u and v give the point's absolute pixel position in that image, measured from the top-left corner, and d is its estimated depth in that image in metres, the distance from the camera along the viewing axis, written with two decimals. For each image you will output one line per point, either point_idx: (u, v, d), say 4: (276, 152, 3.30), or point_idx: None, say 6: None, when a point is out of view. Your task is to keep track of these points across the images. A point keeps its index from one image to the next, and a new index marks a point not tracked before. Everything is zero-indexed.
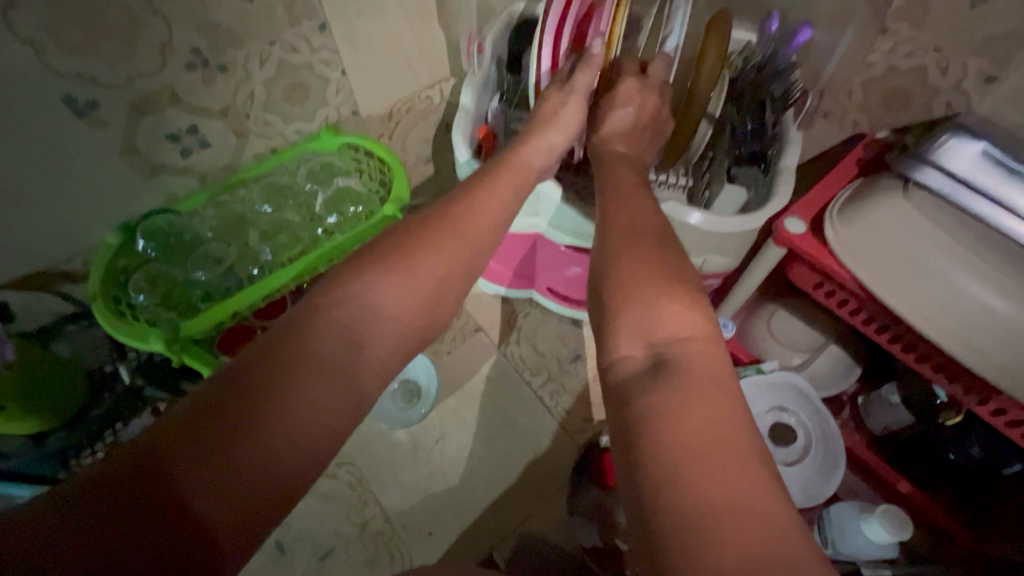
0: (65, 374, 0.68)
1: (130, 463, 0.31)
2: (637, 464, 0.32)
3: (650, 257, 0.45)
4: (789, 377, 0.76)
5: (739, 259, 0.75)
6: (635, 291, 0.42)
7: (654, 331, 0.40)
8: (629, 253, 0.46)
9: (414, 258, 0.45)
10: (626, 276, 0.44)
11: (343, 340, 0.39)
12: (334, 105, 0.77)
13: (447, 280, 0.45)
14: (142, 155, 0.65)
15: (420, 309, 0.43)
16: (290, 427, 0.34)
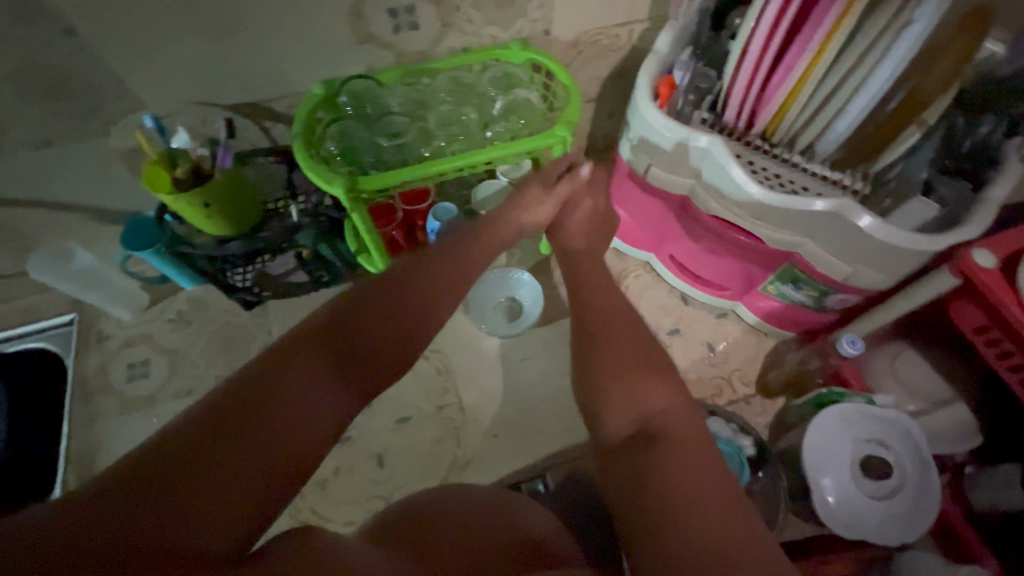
0: (249, 197, 0.78)
1: (156, 462, 0.35)
2: (646, 492, 0.49)
3: (632, 346, 0.65)
4: (899, 417, 0.73)
5: (893, 281, 0.71)
6: (619, 374, 0.61)
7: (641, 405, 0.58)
8: (607, 343, 0.65)
9: (408, 285, 0.59)
10: (616, 362, 0.63)
11: (352, 332, 0.52)
12: (531, 19, 0.79)
13: (420, 308, 0.59)
14: (362, 22, 0.71)
15: (405, 321, 0.57)
16: (298, 419, 0.42)
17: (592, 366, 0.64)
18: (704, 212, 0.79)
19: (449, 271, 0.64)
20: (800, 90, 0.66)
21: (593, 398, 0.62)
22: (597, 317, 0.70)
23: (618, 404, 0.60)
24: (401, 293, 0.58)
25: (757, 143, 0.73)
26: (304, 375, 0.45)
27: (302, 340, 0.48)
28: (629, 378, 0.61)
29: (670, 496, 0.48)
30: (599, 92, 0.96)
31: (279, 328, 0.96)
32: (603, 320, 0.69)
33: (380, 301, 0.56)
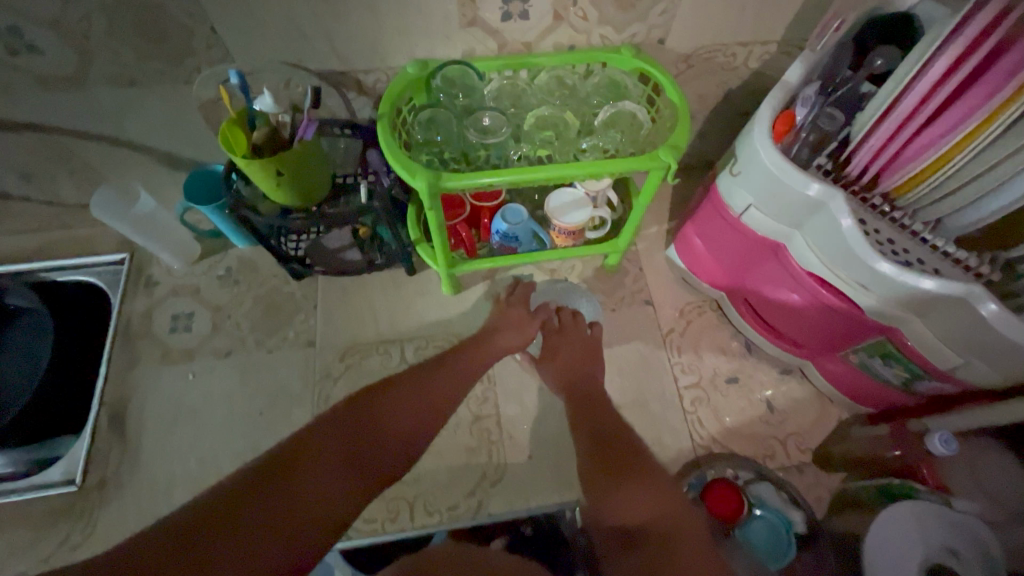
0: (322, 166, 0.75)
1: (186, 535, 0.44)
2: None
3: (608, 442, 0.69)
4: (980, 530, 0.65)
5: (1005, 381, 0.63)
6: (609, 477, 0.64)
7: (644, 495, 0.62)
8: (589, 436, 0.70)
9: (412, 381, 0.68)
10: (610, 463, 0.66)
11: (361, 425, 0.61)
12: (649, 25, 0.72)
13: (428, 406, 0.66)
14: (472, 4, 0.66)
15: (413, 413, 0.65)
16: (310, 495, 0.51)
17: (588, 463, 0.67)
18: (798, 265, 0.72)
19: (448, 370, 0.72)
20: (951, 156, 0.58)
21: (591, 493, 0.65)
22: (593, 420, 0.73)
23: (605, 501, 0.63)
24: (408, 388, 0.67)
25: (878, 203, 0.66)
26: (318, 461, 0.55)
27: (319, 433, 0.58)
28: (611, 479, 0.64)
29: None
30: (697, 112, 0.89)
31: (326, 303, 0.93)
32: (598, 417, 0.73)
33: (389, 396, 0.65)
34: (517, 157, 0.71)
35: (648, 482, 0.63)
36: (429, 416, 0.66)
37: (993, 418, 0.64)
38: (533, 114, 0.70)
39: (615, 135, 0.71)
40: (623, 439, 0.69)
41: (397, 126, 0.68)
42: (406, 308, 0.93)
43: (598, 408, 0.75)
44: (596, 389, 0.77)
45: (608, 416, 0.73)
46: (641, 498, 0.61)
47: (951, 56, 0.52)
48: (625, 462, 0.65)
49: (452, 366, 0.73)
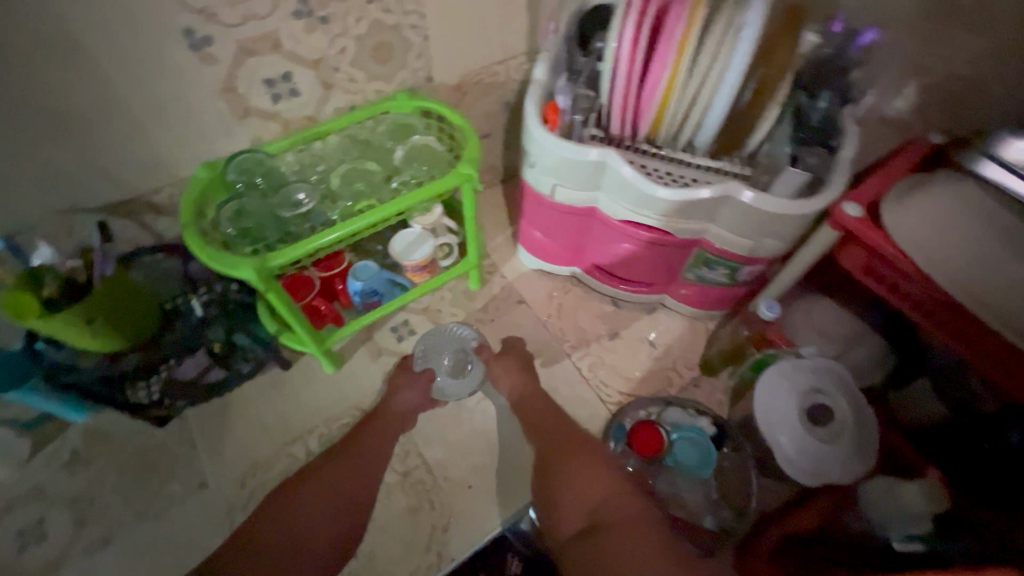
0: (139, 300, 0.74)
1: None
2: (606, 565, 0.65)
3: (566, 456, 0.77)
4: (829, 364, 0.79)
5: (789, 244, 0.78)
6: (560, 479, 0.75)
7: (591, 483, 0.73)
8: (544, 451, 0.79)
9: (323, 474, 0.77)
10: (564, 461, 0.76)
11: (281, 536, 0.72)
12: (412, 69, 0.80)
13: (345, 495, 0.76)
14: (239, 96, 0.69)
15: (325, 507, 0.74)
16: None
17: (541, 469, 0.79)
18: (614, 218, 0.83)
19: (355, 452, 0.80)
20: (671, 94, 0.72)
21: (549, 500, 0.75)
22: (538, 432, 0.81)
23: (558, 502, 0.74)
24: (318, 484, 0.76)
25: (644, 147, 0.78)
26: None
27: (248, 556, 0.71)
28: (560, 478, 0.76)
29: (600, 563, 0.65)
30: (492, 127, 1.00)
31: (204, 438, 0.84)
32: (543, 432, 0.81)
33: (300, 496, 0.75)
34: (338, 216, 0.73)
35: (590, 470, 0.74)
36: (349, 502, 0.75)
37: (794, 273, 0.79)
38: (337, 173, 0.76)
39: (419, 167, 0.77)
40: (573, 437, 0.79)
41: (207, 228, 0.68)
42: (294, 405, 0.88)
43: (541, 420, 0.82)
44: (537, 402, 0.84)
45: (555, 427, 0.81)
46: (593, 484, 0.73)
47: (630, 31, 0.68)
48: (576, 456, 0.76)
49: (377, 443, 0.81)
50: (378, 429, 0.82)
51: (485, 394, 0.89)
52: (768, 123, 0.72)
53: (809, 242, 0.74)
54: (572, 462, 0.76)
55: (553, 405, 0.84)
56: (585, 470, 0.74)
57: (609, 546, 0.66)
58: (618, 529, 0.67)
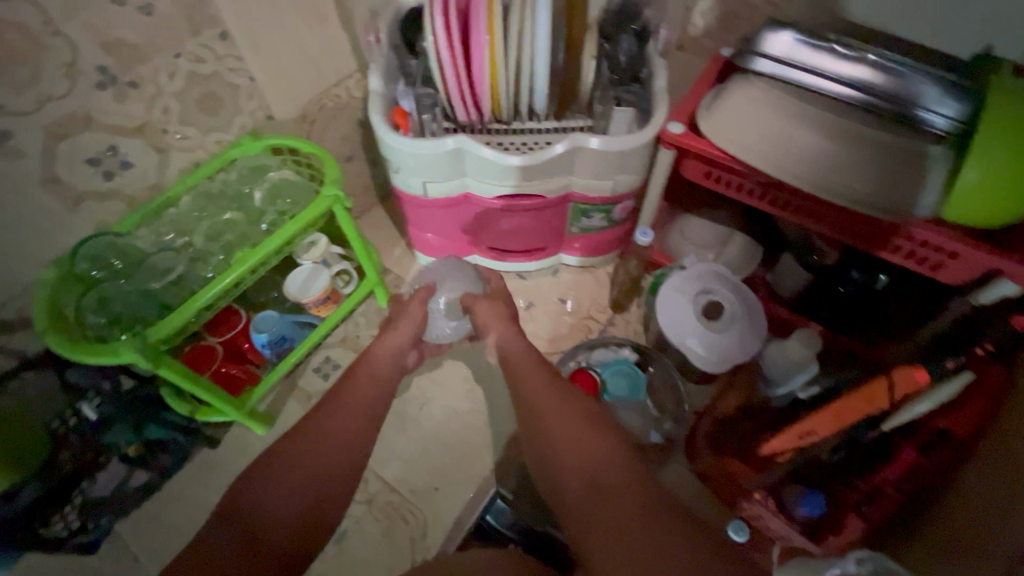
0: (21, 427, 0.69)
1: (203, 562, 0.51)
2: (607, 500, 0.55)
3: (567, 408, 0.66)
4: (708, 266, 0.88)
5: (643, 175, 0.86)
6: (562, 429, 0.64)
7: (580, 449, 0.61)
8: (534, 403, 0.69)
9: (306, 429, 0.64)
10: (553, 420, 0.65)
11: (261, 505, 0.57)
12: (248, 111, 0.80)
13: (349, 436, 0.64)
14: (64, 183, 0.66)
15: (304, 479, 0.59)
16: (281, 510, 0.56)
17: (536, 419, 0.67)
18: (488, 198, 0.88)
19: (341, 430, 0.64)
20: (497, 76, 0.76)
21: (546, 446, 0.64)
22: (524, 388, 0.71)
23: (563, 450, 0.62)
24: (303, 447, 0.61)
25: (496, 128, 0.85)
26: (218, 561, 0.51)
27: (223, 524, 0.55)
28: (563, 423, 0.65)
29: (597, 530, 0.53)
30: (353, 148, 1.01)
31: (144, 546, 0.79)
32: (524, 389, 0.70)
33: (288, 458, 0.60)
34: (214, 272, 0.72)
35: (581, 436, 0.62)
36: (329, 481, 0.61)
37: (654, 198, 0.87)
38: (200, 232, 0.73)
39: (284, 202, 0.78)
40: (561, 399, 0.68)
41: (70, 324, 0.64)
42: (235, 478, 0.84)
43: (532, 383, 0.71)
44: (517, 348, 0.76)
45: (535, 387, 0.70)
46: (582, 448, 0.61)
47: (440, 18, 0.72)
48: (568, 420, 0.64)
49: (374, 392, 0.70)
50: (360, 408, 0.68)
51: (425, 399, 0.91)
52: (592, 68, 0.82)
53: (656, 167, 0.83)
54: (565, 425, 0.64)
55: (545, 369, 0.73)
56: (580, 430, 0.63)
57: (605, 517, 0.53)
58: (611, 499, 0.54)
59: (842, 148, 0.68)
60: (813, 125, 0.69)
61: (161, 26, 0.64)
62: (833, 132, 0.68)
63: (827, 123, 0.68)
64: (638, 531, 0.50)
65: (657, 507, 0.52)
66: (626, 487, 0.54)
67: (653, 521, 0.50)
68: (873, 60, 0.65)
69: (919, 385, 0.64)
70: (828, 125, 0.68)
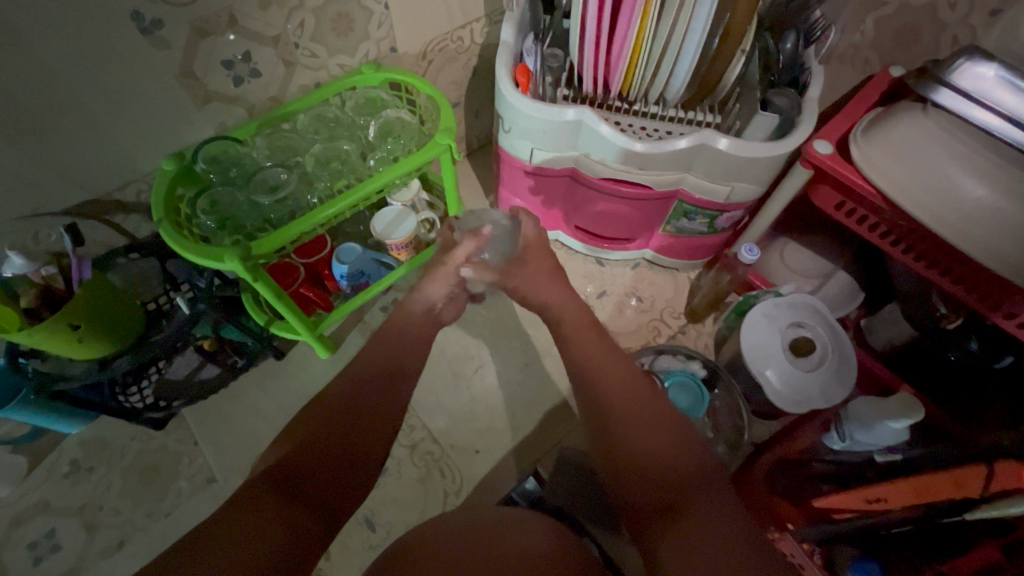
0: (121, 302, 0.72)
1: (264, 490, 0.50)
2: (675, 520, 0.50)
3: (635, 400, 0.60)
4: (806, 298, 0.82)
5: (764, 187, 0.80)
6: (632, 425, 0.57)
7: (671, 462, 0.54)
8: (604, 386, 0.62)
9: (356, 393, 0.62)
10: (633, 418, 0.58)
11: (314, 467, 0.54)
12: (375, 40, 0.78)
13: (384, 407, 0.63)
14: (198, 81, 0.66)
15: (345, 434, 0.58)
16: (327, 458, 0.55)
17: (593, 417, 0.61)
18: (593, 177, 0.84)
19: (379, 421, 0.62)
20: (642, 45, 0.70)
21: (609, 446, 0.58)
22: (597, 369, 0.64)
23: (626, 453, 0.56)
24: (357, 396, 0.62)
25: (618, 104, 0.79)
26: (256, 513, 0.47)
27: (273, 475, 0.52)
28: (621, 417, 0.59)
29: (675, 548, 0.48)
30: (460, 95, 0.98)
31: (205, 435, 0.85)
32: (598, 370, 0.64)
33: (340, 418, 0.59)
34: (318, 198, 0.73)
35: (683, 451, 0.54)
36: (359, 461, 0.57)
37: (770, 215, 0.81)
38: (312, 154, 0.74)
39: (395, 141, 0.78)
40: (646, 398, 0.60)
41: (183, 221, 0.66)
42: (295, 391, 0.88)
43: (612, 367, 0.64)
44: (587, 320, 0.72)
45: (610, 368, 0.64)
46: (677, 455, 0.54)
47: None
48: (664, 428, 0.56)
49: (409, 354, 0.71)
50: (387, 398, 0.64)
51: (481, 361, 0.92)
52: (740, 63, 0.74)
53: (783, 184, 0.77)
54: (660, 430, 0.56)
55: (626, 360, 0.65)
56: (651, 430, 0.56)
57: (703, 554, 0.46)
58: (692, 526, 0.48)
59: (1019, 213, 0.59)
60: (988, 179, 0.61)
61: None
62: (1011, 188, 0.60)
63: (1006, 176, 0.60)
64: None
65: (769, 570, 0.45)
66: (737, 533, 0.47)
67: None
68: None
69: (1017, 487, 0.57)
70: (1009, 184, 0.60)
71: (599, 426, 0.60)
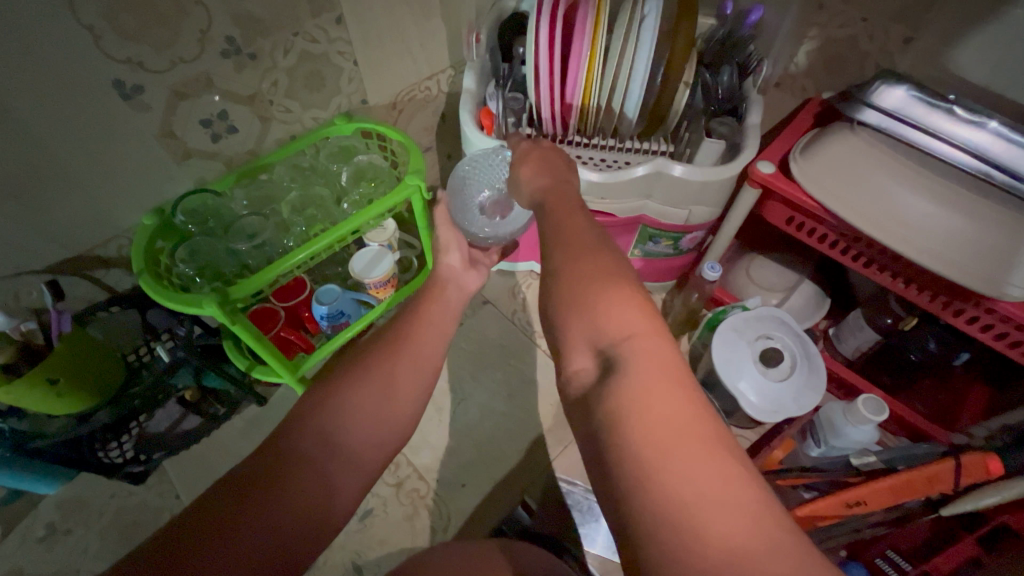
0: (101, 355, 0.72)
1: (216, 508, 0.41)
2: (609, 408, 0.34)
3: (596, 261, 0.41)
4: (771, 311, 0.86)
5: (719, 208, 0.85)
6: (589, 294, 0.39)
7: (604, 332, 0.37)
8: (568, 246, 0.42)
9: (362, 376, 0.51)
10: (572, 282, 0.40)
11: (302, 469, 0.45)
12: (346, 94, 0.83)
13: (404, 390, 0.51)
14: (177, 140, 0.70)
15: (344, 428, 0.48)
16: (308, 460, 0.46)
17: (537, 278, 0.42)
18: None
19: (387, 393, 0.50)
20: (592, 87, 0.76)
21: (554, 308, 0.40)
22: (548, 227, 0.45)
23: (574, 321, 0.39)
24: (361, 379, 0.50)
25: (578, 140, 0.82)
26: (254, 496, 0.42)
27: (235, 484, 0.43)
28: (570, 281, 0.40)
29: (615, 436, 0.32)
30: (431, 141, 1.03)
31: (187, 487, 0.84)
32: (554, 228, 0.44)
33: (335, 410, 0.48)
34: (293, 242, 0.77)
35: (620, 315, 0.37)
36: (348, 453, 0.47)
37: (727, 234, 0.85)
38: (288, 202, 0.78)
39: (367, 184, 0.82)
40: (598, 260, 0.41)
41: (162, 271, 0.69)
42: None
43: (562, 229, 0.44)
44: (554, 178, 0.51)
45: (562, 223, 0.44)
46: (614, 325, 0.37)
47: (546, 29, 0.71)
48: (602, 295, 0.38)
49: (428, 316, 0.57)
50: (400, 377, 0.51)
51: (464, 393, 0.93)
52: (685, 95, 0.82)
53: (736, 204, 0.81)
54: (596, 291, 0.39)
55: (592, 225, 0.45)
56: (597, 297, 0.38)
57: (623, 443, 0.31)
58: (635, 420, 0.32)
59: (947, 216, 0.64)
60: (916, 187, 0.66)
61: (288, 6, 0.68)
62: (938, 195, 0.65)
63: (932, 184, 0.65)
64: (689, 498, 0.29)
65: (732, 480, 0.30)
66: (685, 415, 0.32)
67: (724, 509, 0.29)
68: (993, 127, 0.61)
69: (988, 476, 0.61)
70: (934, 191, 0.65)
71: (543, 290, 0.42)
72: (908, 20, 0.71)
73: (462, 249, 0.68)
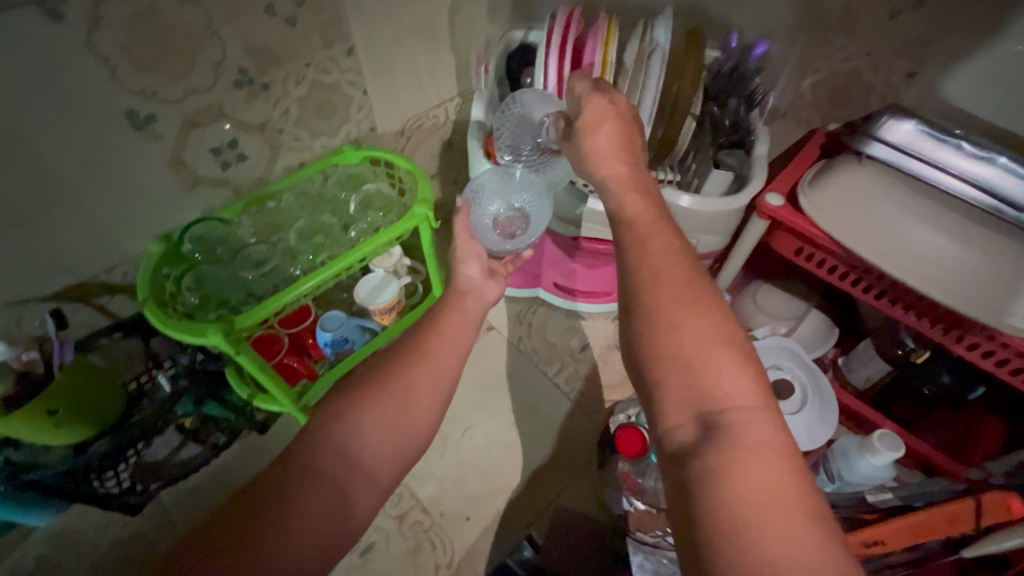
0: (102, 380, 0.71)
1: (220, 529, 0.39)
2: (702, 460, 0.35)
3: (697, 306, 0.42)
4: (779, 340, 0.85)
5: (727, 238, 0.84)
6: (690, 341, 0.40)
7: (702, 391, 0.39)
8: (666, 287, 0.44)
9: (377, 391, 0.49)
10: (670, 328, 0.42)
11: (312, 491, 0.42)
12: (355, 121, 0.84)
13: (418, 410, 0.49)
14: (187, 167, 0.70)
15: (358, 446, 0.46)
16: (317, 481, 0.43)
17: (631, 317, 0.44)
18: (563, 236, 0.88)
19: (400, 410, 0.49)
20: None
21: (647, 348, 0.42)
22: (642, 261, 0.46)
23: (671, 363, 0.41)
24: (374, 396, 0.49)
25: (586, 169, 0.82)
26: (261, 519, 0.40)
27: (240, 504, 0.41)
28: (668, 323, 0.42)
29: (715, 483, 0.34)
30: (438, 167, 1.04)
31: (184, 517, 0.82)
32: (646, 260, 0.46)
33: (347, 424, 0.47)
34: (301, 270, 0.77)
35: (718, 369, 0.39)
36: (361, 474, 0.45)
37: (736, 264, 0.85)
38: (295, 230, 0.78)
39: (375, 213, 0.82)
40: (697, 304, 0.42)
41: (166, 299, 0.68)
42: None
43: (654, 265, 0.45)
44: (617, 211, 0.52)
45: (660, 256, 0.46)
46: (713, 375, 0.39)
47: (555, 61, 0.73)
48: (703, 343, 0.40)
49: (445, 335, 0.56)
50: (415, 394, 0.50)
51: (468, 422, 0.91)
52: (692, 126, 0.81)
53: (744, 234, 0.81)
54: (698, 347, 0.41)
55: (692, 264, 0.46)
56: (699, 346, 0.40)
57: (718, 501, 0.33)
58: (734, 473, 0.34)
59: (961, 251, 0.64)
60: (928, 222, 0.66)
61: (301, 37, 0.69)
62: (950, 230, 0.65)
63: (944, 218, 0.65)
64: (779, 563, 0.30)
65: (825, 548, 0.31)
66: (778, 480, 0.33)
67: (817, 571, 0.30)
68: (1001, 163, 0.61)
69: (1009, 518, 0.59)
70: (946, 226, 0.65)
71: (638, 328, 0.43)
72: (912, 55, 0.72)
73: (481, 260, 0.67)
